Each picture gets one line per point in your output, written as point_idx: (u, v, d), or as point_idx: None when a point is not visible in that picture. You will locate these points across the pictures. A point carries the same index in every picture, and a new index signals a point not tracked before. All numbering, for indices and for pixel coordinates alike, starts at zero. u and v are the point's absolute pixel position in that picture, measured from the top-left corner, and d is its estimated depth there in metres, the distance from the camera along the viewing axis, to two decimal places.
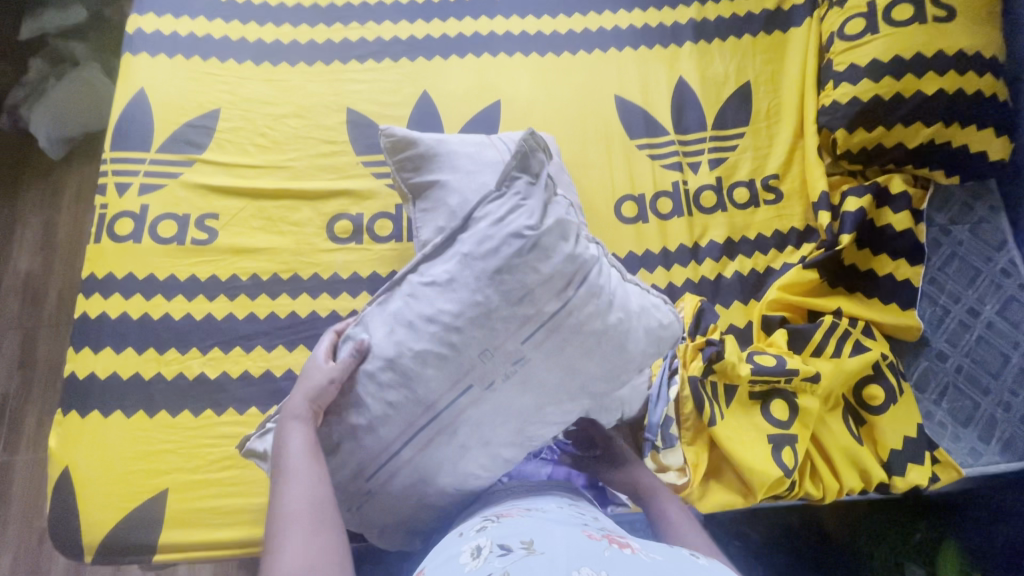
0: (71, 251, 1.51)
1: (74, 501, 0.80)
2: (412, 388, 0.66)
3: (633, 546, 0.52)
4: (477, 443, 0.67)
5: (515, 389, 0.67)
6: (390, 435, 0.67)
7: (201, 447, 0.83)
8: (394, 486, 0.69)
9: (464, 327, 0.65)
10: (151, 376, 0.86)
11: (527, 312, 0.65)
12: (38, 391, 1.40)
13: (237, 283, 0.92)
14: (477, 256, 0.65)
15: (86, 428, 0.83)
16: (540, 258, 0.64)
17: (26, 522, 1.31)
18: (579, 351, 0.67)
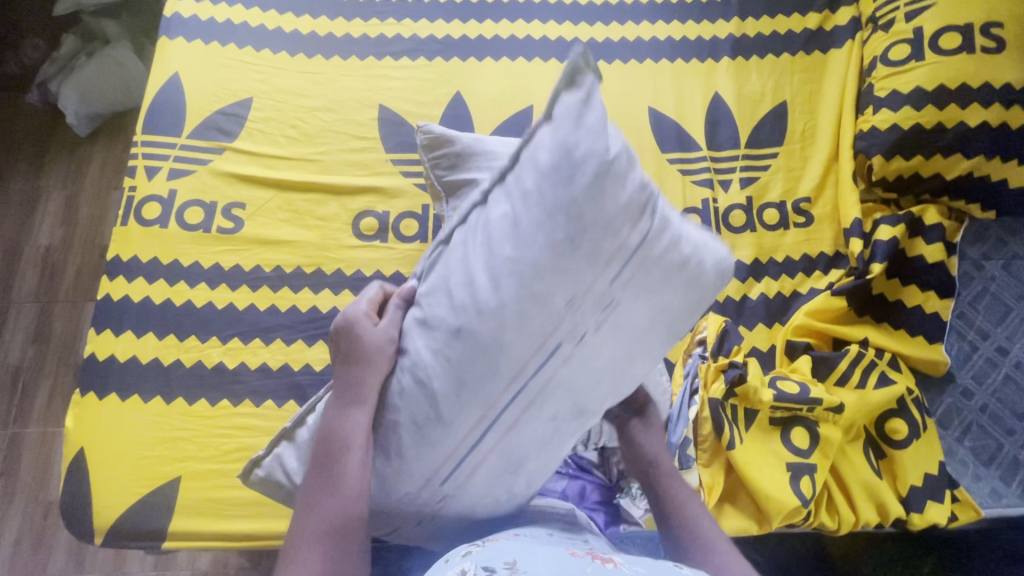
0: (92, 228, 1.51)
1: (87, 482, 0.80)
2: (495, 357, 0.57)
3: (616, 560, 0.52)
4: (568, 411, 0.61)
5: (604, 340, 0.60)
6: (468, 412, 0.59)
7: (216, 437, 0.83)
8: (481, 474, 0.61)
9: (542, 279, 0.56)
10: (170, 362, 0.86)
11: (609, 249, 0.57)
12: (52, 365, 1.41)
13: (260, 274, 0.91)
14: (544, 195, 0.56)
15: (103, 410, 0.83)
16: (615, 183, 0.55)
17: (33, 496, 1.32)
18: (663, 287, 0.60)
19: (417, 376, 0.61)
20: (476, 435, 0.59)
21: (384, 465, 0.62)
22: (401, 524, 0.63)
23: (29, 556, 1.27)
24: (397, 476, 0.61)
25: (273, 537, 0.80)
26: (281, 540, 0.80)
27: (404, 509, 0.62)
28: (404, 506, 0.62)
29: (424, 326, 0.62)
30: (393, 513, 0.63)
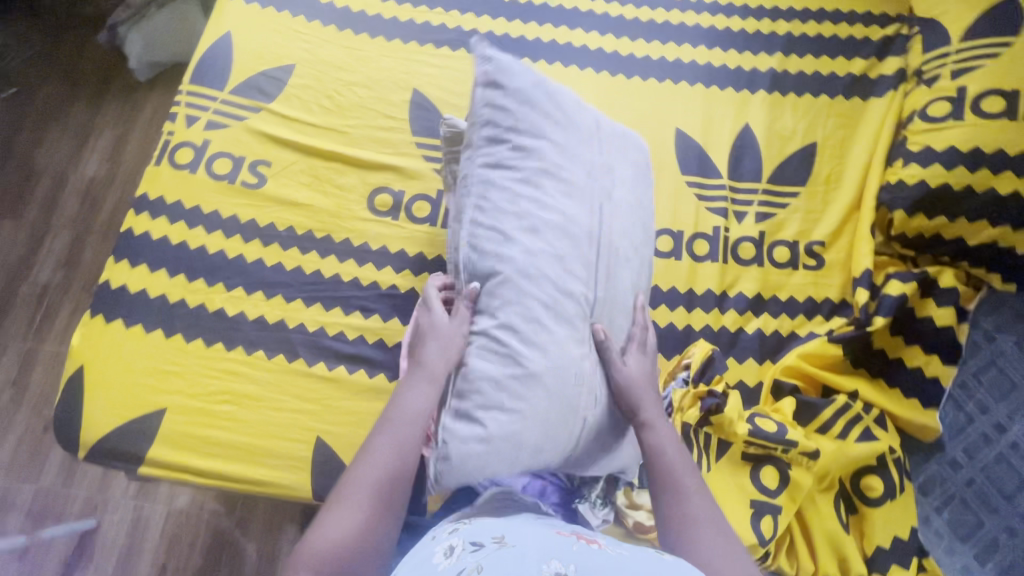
0: (134, 167, 1.60)
1: (81, 397, 0.85)
2: (574, 227, 0.75)
3: (600, 542, 0.56)
4: (631, 251, 0.81)
5: (624, 190, 0.82)
6: (577, 281, 0.75)
7: (205, 376, 0.87)
8: (602, 323, 0.77)
9: (566, 165, 0.77)
10: (175, 300, 0.90)
11: (584, 130, 0.81)
12: (76, 290, 1.49)
13: (273, 232, 0.95)
14: (526, 119, 0.77)
15: (106, 333, 0.88)
16: (553, 93, 0.80)
17: (36, 409, 1.39)
18: (627, 142, 0.86)
19: (512, 261, 0.73)
20: (592, 286, 0.76)
21: (539, 349, 0.72)
22: (582, 407, 0.74)
23: (23, 463, 1.35)
24: (552, 350, 0.72)
25: (241, 480, 0.83)
26: (248, 484, 0.83)
27: (579, 386, 0.73)
28: (578, 379, 0.73)
29: (505, 246, 0.74)
30: (570, 393, 0.72)
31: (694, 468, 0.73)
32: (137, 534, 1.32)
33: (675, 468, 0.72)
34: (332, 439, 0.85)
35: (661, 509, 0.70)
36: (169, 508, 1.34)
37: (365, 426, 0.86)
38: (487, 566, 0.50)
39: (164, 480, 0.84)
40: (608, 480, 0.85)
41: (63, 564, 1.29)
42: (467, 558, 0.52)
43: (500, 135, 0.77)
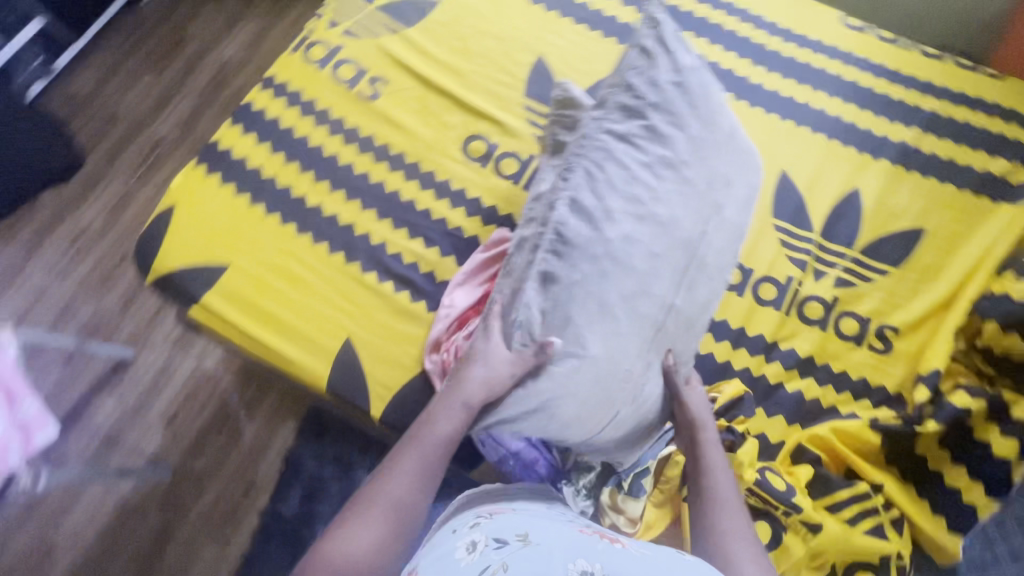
0: (266, 59, 1.72)
1: (164, 231, 0.93)
2: (674, 227, 0.77)
3: (623, 541, 0.61)
4: (720, 270, 0.81)
5: (736, 211, 0.81)
6: (660, 280, 0.76)
7: (268, 249, 0.92)
8: (670, 330, 0.78)
9: (690, 165, 0.78)
10: (268, 175, 0.97)
11: (722, 136, 0.81)
12: (182, 151, 1.63)
13: (370, 143, 1.00)
14: (670, 106, 0.80)
15: (202, 184, 0.96)
16: (703, 87, 0.82)
17: (119, 241, 1.56)
18: (757, 164, 0.85)
19: (607, 237, 0.75)
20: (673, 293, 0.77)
21: (598, 330, 0.74)
22: (620, 402, 0.76)
23: (95, 283, 1.52)
24: (611, 340, 0.75)
25: (270, 351, 0.89)
26: (275, 357, 0.89)
27: (625, 381, 0.76)
28: (625, 377, 0.75)
29: (602, 219, 0.76)
30: (613, 384, 0.75)
31: (737, 486, 0.73)
32: (163, 377, 1.47)
33: (720, 484, 0.72)
34: (360, 344, 0.89)
35: (700, 521, 0.70)
36: (195, 367, 1.49)
37: (391, 343, 0.89)
38: (512, 566, 0.54)
39: (206, 327, 0.91)
40: (601, 473, 0.85)
41: (99, 378, 1.46)
42: (491, 556, 0.55)
43: (638, 111, 0.81)
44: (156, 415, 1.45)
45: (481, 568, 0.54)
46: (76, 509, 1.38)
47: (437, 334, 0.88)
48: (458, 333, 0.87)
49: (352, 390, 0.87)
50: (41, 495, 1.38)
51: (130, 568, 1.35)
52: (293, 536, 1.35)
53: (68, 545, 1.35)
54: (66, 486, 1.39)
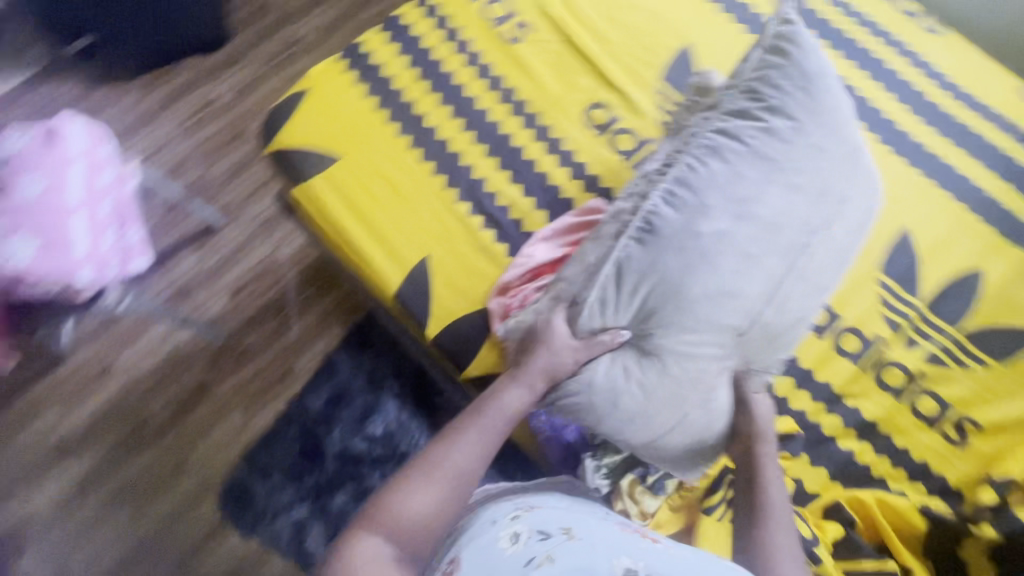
0: None
1: (293, 111, 0.99)
2: (779, 232, 0.77)
3: (661, 541, 0.66)
4: (818, 286, 0.81)
5: (843, 227, 0.81)
6: (753, 283, 0.77)
7: (379, 155, 0.96)
8: (754, 335, 0.78)
9: (801, 172, 0.79)
10: (397, 85, 1.00)
11: (838, 148, 0.81)
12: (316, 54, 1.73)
13: (498, 82, 1.01)
14: (787, 109, 0.80)
15: (337, 77, 1.00)
16: (824, 95, 0.81)
17: (240, 120, 1.69)
18: (872, 185, 0.84)
19: (705, 233, 0.76)
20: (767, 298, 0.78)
21: (679, 325, 0.76)
22: (689, 404, 0.77)
23: (208, 151, 1.65)
24: (693, 336, 0.76)
25: (353, 247, 0.93)
26: (356, 254, 0.93)
27: (698, 383, 0.77)
28: (700, 378, 0.77)
29: (701, 214, 0.76)
30: (687, 386, 0.76)
31: (789, 503, 0.73)
32: (242, 252, 1.59)
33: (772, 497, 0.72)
34: (435, 266, 0.92)
35: (746, 533, 0.71)
36: (271, 251, 1.60)
37: (464, 275, 0.92)
38: (558, 559, 0.58)
39: (303, 208, 0.96)
40: (626, 460, 0.85)
41: (187, 235, 1.58)
42: (536, 549, 0.60)
43: (754, 112, 0.81)
44: (226, 284, 1.56)
45: (526, 559, 0.59)
46: (136, 343, 1.51)
47: (507, 279, 0.89)
48: (529, 283, 0.88)
49: (416, 306, 0.90)
50: (112, 321, 1.52)
51: (168, 410, 1.47)
52: (312, 429, 1.45)
53: (123, 372, 1.49)
54: (135, 320, 1.53)
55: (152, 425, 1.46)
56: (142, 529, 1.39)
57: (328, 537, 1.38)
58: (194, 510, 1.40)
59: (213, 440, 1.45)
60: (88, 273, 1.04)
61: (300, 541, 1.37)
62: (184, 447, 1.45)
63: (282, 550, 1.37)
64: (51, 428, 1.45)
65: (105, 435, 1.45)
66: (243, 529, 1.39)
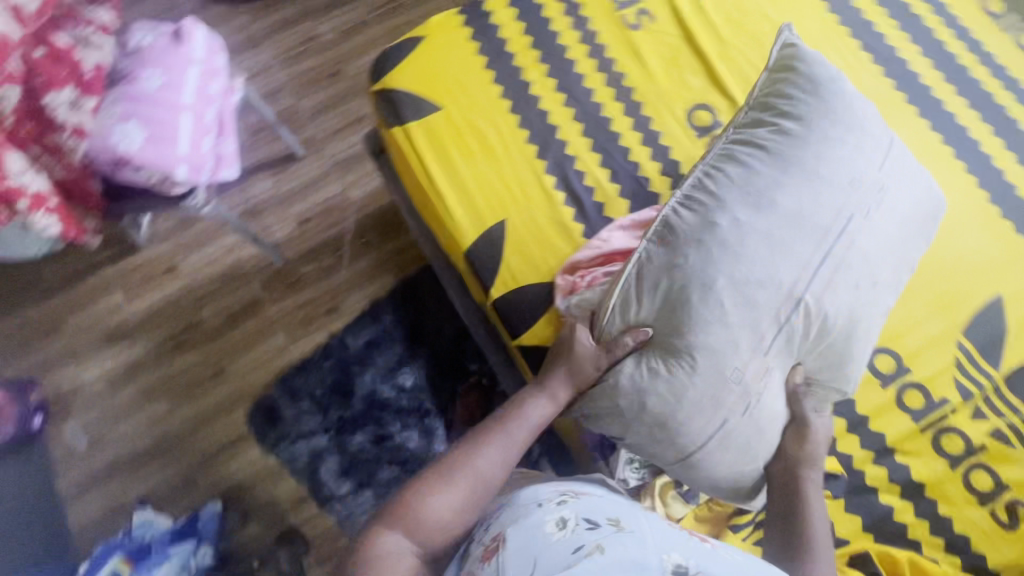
0: None
1: (405, 55, 1.01)
2: (806, 220, 0.78)
3: (712, 539, 0.67)
4: (863, 281, 0.80)
5: (880, 218, 0.81)
6: (788, 273, 0.77)
7: (479, 114, 0.97)
8: (791, 325, 0.78)
9: (822, 167, 0.80)
10: (510, 49, 1.00)
11: (862, 142, 0.83)
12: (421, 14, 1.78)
13: (609, 64, 1.01)
14: (800, 111, 0.83)
15: (454, 29, 1.02)
16: (836, 97, 0.84)
17: (339, 59, 1.74)
18: (909, 182, 0.85)
19: (729, 228, 0.77)
20: (801, 283, 0.78)
21: (713, 318, 0.76)
22: (727, 408, 0.77)
23: (304, 84, 1.71)
24: (726, 328, 0.76)
25: (436, 197, 0.95)
26: (437, 204, 0.95)
27: (733, 380, 0.77)
28: (736, 375, 0.77)
29: (721, 211, 0.78)
30: (723, 384, 0.76)
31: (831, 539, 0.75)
32: (316, 185, 1.64)
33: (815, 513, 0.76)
34: (511, 232, 0.93)
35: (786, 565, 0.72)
36: (342, 189, 1.65)
37: (538, 247, 0.92)
38: (608, 552, 0.60)
39: (396, 150, 0.98)
40: None
41: (269, 159, 1.65)
42: (586, 539, 0.62)
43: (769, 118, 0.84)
44: (295, 212, 1.62)
45: (575, 547, 0.62)
46: (204, 249, 1.59)
47: (578, 258, 0.89)
48: (600, 267, 0.88)
49: (485, 267, 0.92)
50: (185, 224, 1.60)
51: (219, 318, 1.54)
52: (347, 366, 1.49)
53: (186, 274, 1.57)
54: (206, 228, 1.60)
55: (202, 329, 1.54)
56: (174, 422, 1.47)
57: (341, 471, 1.42)
58: (224, 416, 1.47)
59: (253, 355, 1.52)
60: (184, 171, 1.10)
61: (315, 468, 1.42)
62: (227, 355, 1.52)
63: (296, 473, 1.43)
64: (114, 310, 1.54)
65: (159, 328, 1.53)
66: (265, 444, 1.45)
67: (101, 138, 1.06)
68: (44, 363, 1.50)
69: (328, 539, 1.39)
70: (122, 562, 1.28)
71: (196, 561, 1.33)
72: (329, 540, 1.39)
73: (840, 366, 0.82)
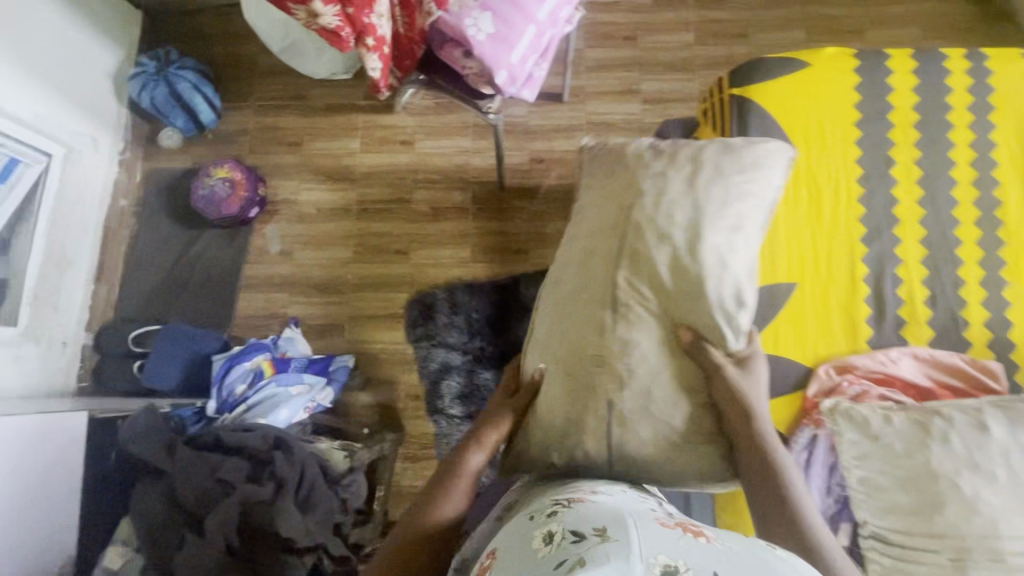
0: (865, 26, 1.67)
1: (780, 70, 0.93)
2: (600, 225, 0.87)
3: (709, 535, 0.57)
4: (676, 239, 0.82)
5: (671, 197, 0.84)
6: (592, 272, 0.85)
7: (824, 171, 0.90)
8: (625, 301, 0.82)
9: (608, 199, 0.88)
10: (891, 116, 0.91)
11: (640, 165, 0.88)
12: (740, 19, 1.69)
13: (989, 184, 0.88)
14: (593, 174, 0.94)
15: (842, 69, 0.93)
16: (625, 152, 0.92)
17: (641, 26, 1.70)
18: (700, 170, 0.86)
19: (556, 282, 0.90)
20: (609, 269, 0.84)
21: (557, 333, 0.85)
22: (606, 389, 0.80)
23: (599, 34, 1.70)
24: (569, 333, 0.84)
25: None
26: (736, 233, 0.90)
27: (595, 367, 0.81)
28: (598, 356, 0.81)
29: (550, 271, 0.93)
30: (584, 368, 0.81)
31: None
32: (564, 133, 1.64)
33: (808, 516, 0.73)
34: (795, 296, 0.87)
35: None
36: (584, 148, 1.63)
37: (815, 327, 0.86)
38: (587, 561, 0.51)
39: None
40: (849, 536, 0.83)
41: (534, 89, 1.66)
42: (566, 552, 0.54)
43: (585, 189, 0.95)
44: (533, 148, 1.64)
45: (556, 561, 0.54)
46: (442, 140, 1.65)
47: (856, 363, 0.83)
48: (876, 386, 0.83)
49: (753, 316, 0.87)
50: (437, 110, 1.66)
51: (425, 206, 1.62)
52: (509, 307, 1.52)
53: (418, 153, 1.65)
54: (453, 123, 1.66)
55: (407, 207, 1.62)
56: (349, 272, 1.58)
57: (458, 396, 1.47)
58: (389, 290, 1.56)
59: (437, 253, 1.58)
60: (503, 77, 1.11)
61: (439, 378, 1.49)
62: (415, 240, 1.60)
63: (423, 373, 1.50)
64: (348, 154, 1.66)
65: (375, 187, 1.63)
66: (410, 334, 1.53)
67: (458, 15, 1.09)
68: (278, 168, 1.65)
69: (420, 443, 1.46)
70: (266, 364, 1.38)
71: (316, 400, 1.39)
72: (421, 445, 1.46)
73: (706, 310, 0.80)
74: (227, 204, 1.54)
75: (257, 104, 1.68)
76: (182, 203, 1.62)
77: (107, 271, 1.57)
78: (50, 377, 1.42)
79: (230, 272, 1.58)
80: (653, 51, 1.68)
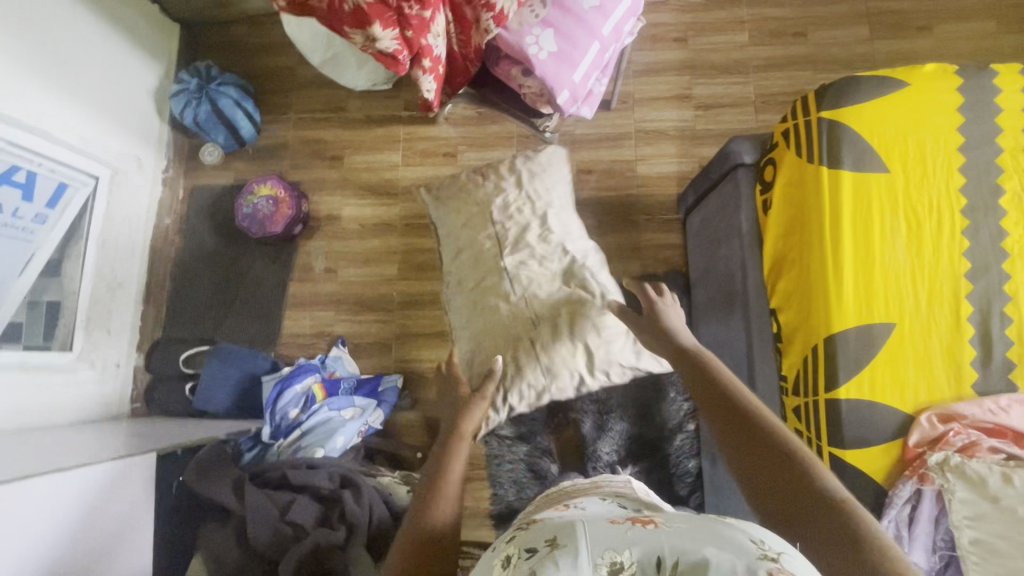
0: (934, 18, 1.57)
1: (880, 92, 0.90)
2: (470, 229, 1.14)
3: (657, 522, 0.57)
4: (536, 220, 1.12)
5: (517, 200, 1.13)
6: (481, 263, 1.11)
7: (926, 199, 0.87)
8: (516, 270, 1.08)
9: (474, 219, 1.14)
10: (1000, 143, 0.88)
11: (487, 191, 1.15)
12: (799, 15, 1.60)
13: None
14: (451, 210, 1.18)
15: (946, 91, 0.89)
16: (470, 188, 1.17)
17: (691, 26, 1.62)
18: (525, 177, 1.16)
19: (458, 283, 1.14)
20: (494, 255, 1.10)
21: (475, 314, 1.09)
22: (529, 333, 1.05)
23: (648, 36, 1.62)
24: (486, 309, 1.08)
25: (834, 250, 0.86)
26: (829, 254, 0.86)
27: (514, 321, 1.06)
28: (514, 316, 1.06)
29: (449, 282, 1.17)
30: (508, 326, 1.06)
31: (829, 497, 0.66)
32: (612, 143, 1.58)
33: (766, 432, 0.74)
34: (892, 334, 0.85)
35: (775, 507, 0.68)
36: (634, 157, 1.57)
37: (918, 368, 0.84)
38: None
39: (817, 182, 0.89)
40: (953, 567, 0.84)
41: None
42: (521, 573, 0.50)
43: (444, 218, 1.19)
44: (581, 158, 1.58)
45: None
46: (485, 151, 1.60)
47: (964, 412, 0.81)
48: (986, 437, 0.81)
49: (856, 350, 0.84)
50: (479, 121, 1.61)
51: None
52: None
53: (462, 165, 1.61)
54: (496, 134, 1.61)
55: None
56: (394, 289, 1.56)
57: (593, 395, 1.35)
58: (435, 307, 1.54)
59: None
60: (564, 97, 1.06)
61: None
62: None
63: None
64: (390, 167, 1.62)
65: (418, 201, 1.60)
66: None
67: (517, 33, 1.04)
68: (320, 183, 1.63)
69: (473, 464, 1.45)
70: (318, 388, 1.38)
71: (369, 423, 1.38)
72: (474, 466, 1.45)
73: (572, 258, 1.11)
74: (272, 221, 1.52)
75: (296, 117, 1.65)
76: (225, 221, 1.61)
77: (155, 292, 1.57)
78: (105, 399, 1.44)
79: (275, 290, 1.57)
80: (705, 53, 1.60)
